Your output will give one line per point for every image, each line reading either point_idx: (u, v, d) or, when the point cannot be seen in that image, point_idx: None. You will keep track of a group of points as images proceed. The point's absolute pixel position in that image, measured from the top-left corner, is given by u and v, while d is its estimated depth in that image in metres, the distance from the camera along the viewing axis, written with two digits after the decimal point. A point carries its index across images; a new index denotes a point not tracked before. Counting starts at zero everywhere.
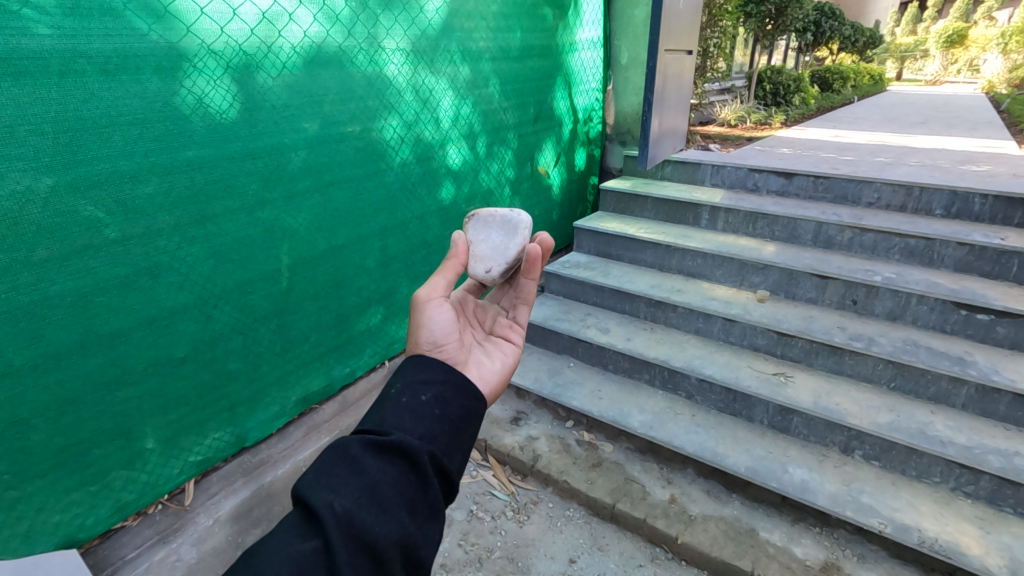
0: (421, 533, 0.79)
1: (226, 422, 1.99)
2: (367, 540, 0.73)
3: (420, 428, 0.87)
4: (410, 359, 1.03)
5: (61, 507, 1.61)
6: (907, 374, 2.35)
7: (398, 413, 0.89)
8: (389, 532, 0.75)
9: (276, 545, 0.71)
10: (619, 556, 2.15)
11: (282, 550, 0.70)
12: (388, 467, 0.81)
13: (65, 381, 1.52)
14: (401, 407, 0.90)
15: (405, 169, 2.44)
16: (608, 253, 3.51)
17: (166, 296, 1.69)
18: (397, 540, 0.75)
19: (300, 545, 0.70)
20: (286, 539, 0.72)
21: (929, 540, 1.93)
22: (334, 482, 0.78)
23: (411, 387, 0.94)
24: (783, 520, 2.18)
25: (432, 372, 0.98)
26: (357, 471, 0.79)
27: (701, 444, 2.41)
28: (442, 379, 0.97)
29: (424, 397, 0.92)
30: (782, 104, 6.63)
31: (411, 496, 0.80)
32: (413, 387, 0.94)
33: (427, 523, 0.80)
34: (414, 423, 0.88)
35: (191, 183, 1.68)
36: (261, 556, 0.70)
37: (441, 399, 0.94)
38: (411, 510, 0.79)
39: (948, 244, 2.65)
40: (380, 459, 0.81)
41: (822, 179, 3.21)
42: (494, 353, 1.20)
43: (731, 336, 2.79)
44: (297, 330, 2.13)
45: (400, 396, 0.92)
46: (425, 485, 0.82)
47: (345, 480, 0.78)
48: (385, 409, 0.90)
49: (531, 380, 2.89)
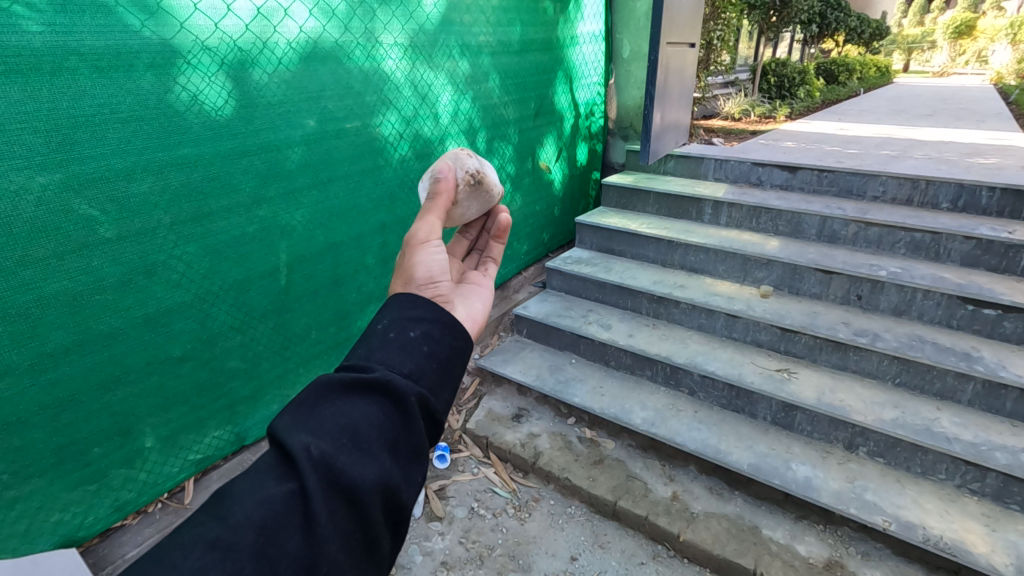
0: (405, 478, 0.72)
1: (225, 420, 1.98)
2: (345, 485, 0.66)
3: (407, 364, 0.79)
4: (395, 296, 0.93)
5: (61, 506, 1.61)
6: (913, 370, 2.32)
7: (384, 347, 0.80)
8: (371, 477, 0.68)
9: (248, 488, 0.65)
10: (620, 553, 2.14)
11: (254, 494, 0.64)
12: (370, 408, 0.74)
13: (61, 380, 1.51)
14: (389, 340, 0.81)
15: (404, 165, 2.42)
16: (609, 249, 3.48)
17: (163, 295, 1.68)
18: (379, 486, 0.68)
19: (273, 489, 0.65)
20: (259, 483, 0.66)
21: (933, 538, 1.91)
22: (314, 422, 0.71)
23: (400, 322, 0.85)
24: (786, 517, 2.16)
25: (422, 309, 0.88)
26: (336, 413, 0.72)
27: (703, 441, 2.39)
28: (432, 316, 0.87)
29: (414, 332, 0.83)
30: (787, 96, 6.57)
31: (395, 438, 0.73)
32: (401, 322, 0.85)
33: (411, 467, 0.73)
34: (401, 359, 0.79)
35: (186, 180, 1.67)
36: (233, 497, 0.65)
37: (431, 336, 0.84)
38: (395, 453, 0.72)
39: (955, 238, 2.62)
40: (362, 399, 0.74)
41: (826, 173, 3.17)
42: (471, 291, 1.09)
43: (734, 332, 2.76)
44: (297, 327, 2.12)
45: (387, 330, 0.83)
46: (410, 428, 0.74)
47: (326, 420, 0.71)
48: (369, 344, 0.82)
49: (533, 377, 2.87)
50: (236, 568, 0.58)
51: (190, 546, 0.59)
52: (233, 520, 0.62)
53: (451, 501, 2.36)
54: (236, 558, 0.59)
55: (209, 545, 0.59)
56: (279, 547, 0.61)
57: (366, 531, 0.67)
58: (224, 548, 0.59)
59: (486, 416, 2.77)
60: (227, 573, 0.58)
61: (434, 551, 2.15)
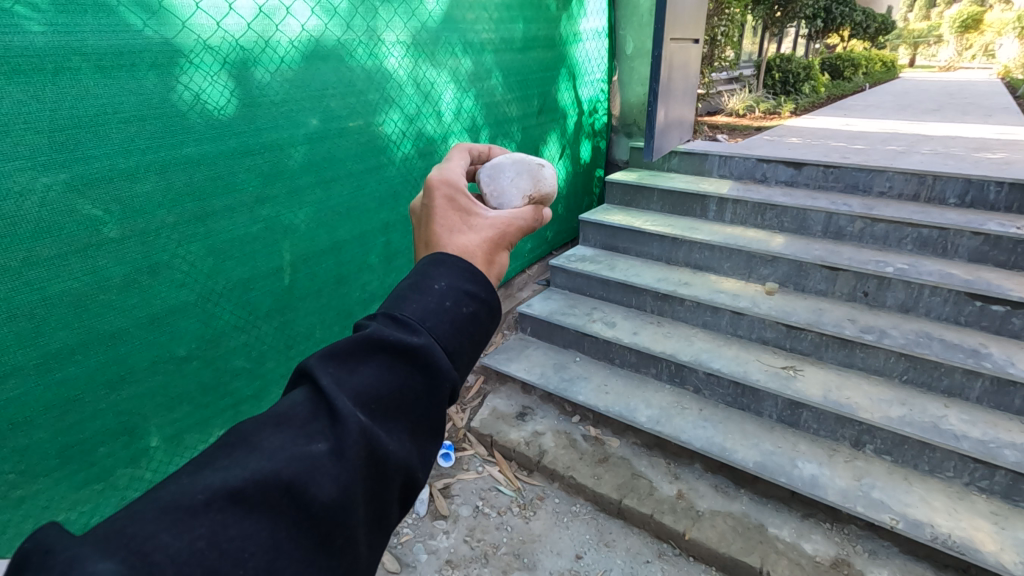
0: (422, 459, 0.69)
1: (230, 420, 1.98)
2: (376, 460, 0.62)
3: (454, 343, 0.72)
4: (470, 272, 0.80)
5: (67, 505, 1.61)
6: (920, 367, 2.30)
7: (438, 317, 0.72)
8: (398, 455, 0.64)
9: (281, 441, 0.59)
10: (626, 552, 2.14)
11: (286, 449, 0.58)
12: (412, 379, 0.68)
13: (66, 379, 1.51)
14: (442, 311, 0.73)
15: (407, 163, 2.42)
16: (614, 246, 3.46)
17: (167, 294, 1.68)
18: (402, 466, 0.65)
19: (308, 448, 0.59)
20: (294, 436, 0.60)
21: (941, 536, 1.89)
22: (355, 383, 0.65)
23: (458, 293, 0.76)
24: (793, 515, 2.15)
25: (479, 286, 0.79)
26: (377, 377, 0.66)
27: (708, 439, 2.38)
28: (485, 298, 0.79)
29: (466, 309, 0.75)
30: (791, 92, 6.53)
31: (424, 418, 0.68)
32: (458, 293, 0.76)
33: (428, 449, 0.70)
34: (451, 337, 0.72)
35: (189, 179, 1.67)
36: (262, 449, 0.58)
37: (479, 319, 0.76)
38: (419, 433, 0.68)
39: (962, 233, 2.59)
40: (405, 368, 0.68)
41: (832, 169, 3.16)
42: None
43: (739, 330, 2.75)
44: (301, 325, 2.11)
45: (443, 297, 0.75)
46: (440, 410, 0.70)
47: (368, 383, 0.66)
48: (425, 303, 0.73)
49: (537, 376, 2.87)
50: (256, 528, 0.54)
51: (212, 492, 0.54)
52: (260, 472, 0.56)
53: (455, 500, 2.36)
54: (257, 516, 0.54)
55: (231, 495, 0.54)
56: (303, 513, 0.56)
57: (381, 509, 0.63)
58: (248, 504, 0.54)
59: (490, 414, 2.77)
60: (246, 532, 0.53)
61: (438, 550, 2.15)
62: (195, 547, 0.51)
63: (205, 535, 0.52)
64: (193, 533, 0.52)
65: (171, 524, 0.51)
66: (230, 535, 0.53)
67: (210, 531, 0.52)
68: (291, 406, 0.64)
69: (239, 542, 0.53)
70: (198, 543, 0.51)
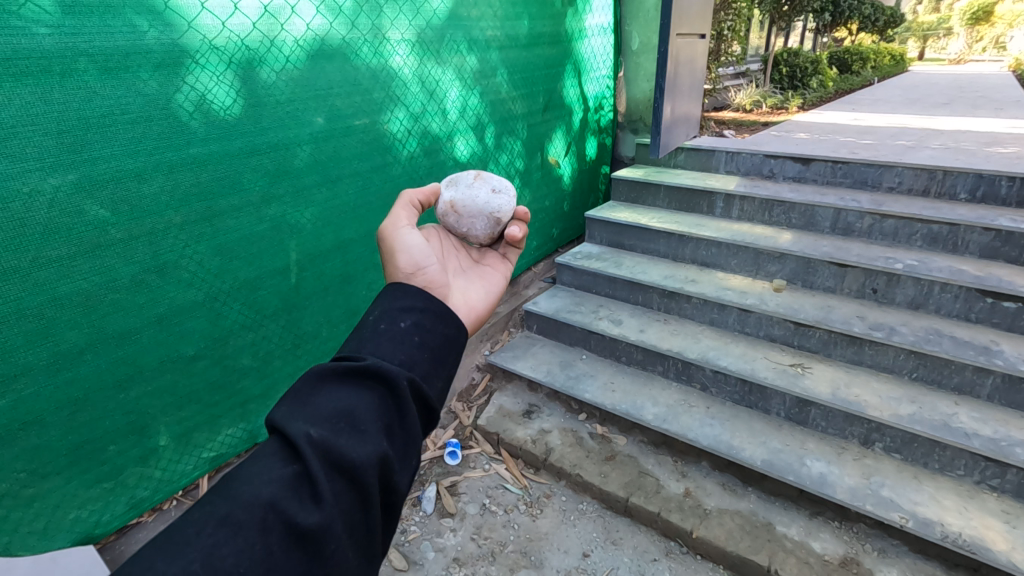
0: (399, 460, 0.76)
1: (238, 418, 1.97)
2: (347, 465, 0.69)
3: (401, 353, 0.85)
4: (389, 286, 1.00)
5: (78, 503, 1.59)
6: (930, 364, 2.29)
7: (377, 338, 0.86)
8: (371, 457, 0.71)
9: (253, 470, 0.67)
10: (633, 550, 2.14)
11: (258, 476, 0.66)
12: (367, 394, 0.78)
13: (75, 379, 1.51)
14: (381, 332, 0.87)
15: (413, 162, 2.42)
16: (620, 243, 3.44)
17: (174, 295, 1.68)
18: (377, 464, 0.71)
19: (277, 471, 0.67)
20: (265, 464, 0.68)
21: (952, 535, 1.88)
22: (312, 409, 0.74)
23: (392, 313, 0.91)
24: (801, 514, 2.14)
25: (412, 300, 0.94)
26: (332, 400, 0.76)
27: (716, 437, 2.36)
28: (423, 307, 0.94)
29: (405, 322, 0.89)
30: (799, 88, 6.48)
31: (389, 423, 0.77)
32: (392, 314, 0.91)
33: (405, 451, 0.77)
34: (394, 349, 0.85)
35: (196, 179, 1.67)
36: (240, 478, 0.67)
37: (422, 326, 0.90)
38: (390, 436, 0.76)
39: (974, 229, 2.57)
40: (359, 386, 0.78)
41: (840, 164, 3.12)
42: (471, 284, 1.17)
43: (747, 327, 2.73)
44: (309, 324, 2.12)
45: (379, 322, 0.89)
46: (403, 412, 0.78)
47: (324, 406, 0.74)
48: (363, 333, 0.87)
49: (543, 373, 2.86)
50: (247, 545, 0.60)
51: (201, 524, 0.62)
52: (241, 498, 0.64)
53: (462, 498, 2.37)
54: (247, 534, 0.61)
55: (220, 522, 0.62)
56: (287, 523, 0.63)
57: (365, 513, 0.70)
58: (236, 523, 0.61)
59: (497, 412, 2.77)
60: (238, 549, 0.60)
61: (446, 548, 2.16)
62: (190, 568, 0.57)
63: (198, 558, 0.58)
64: (187, 558, 0.58)
65: (165, 555, 0.58)
66: (222, 554, 0.59)
67: (203, 554, 0.59)
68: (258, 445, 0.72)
69: (231, 559, 0.59)
70: (193, 565, 0.58)
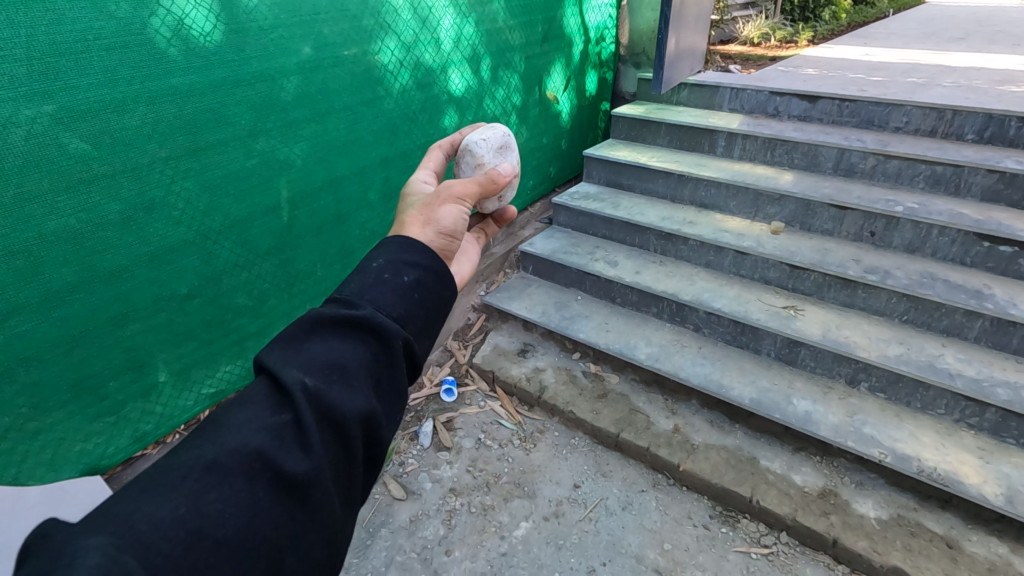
0: (386, 415, 0.78)
1: (236, 355, 1.99)
2: (334, 417, 0.71)
3: (399, 308, 0.83)
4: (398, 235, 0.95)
5: (82, 437, 1.63)
6: (921, 307, 2.31)
7: (377, 288, 0.83)
8: (359, 411, 0.73)
9: (244, 417, 0.69)
10: (622, 481, 2.24)
11: (248, 423, 0.68)
12: (360, 347, 0.78)
13: (69, 317, 1.50)
14: (382, 282, 0.84)
15: (406, 96, 2.32)
16: (618, 183, 3.38)
17: (164, 232, 1.65)
18: (363, 419, 0.74)
19: (267, 419, 0.69)
20: (255, 411, 0.70)
21: (927, 470, 1.96)
22: (305, 357, 0.75)
23: (396, 264, 0.88)
24: (785, 449, 2.22)
25: (416, 254, 0.90)
26: (325, 349, 0.76)
27: (706, 376, 2.42)
28: (427, 263, 0.90)
29: (407, 278, 0.86)
30: (810, 19, 6.19)
31: (379, 380, 0.78)
32: (396, 265, 0.87)
33: (391, 406, 0.79)
34: (393, 303, 0.83)
35: (179, 112, 1.60)
36: (230, 424, 0.69)
37: (423, 283, 0.87)
38: (378, 392, 0.77)
39: (978, 171, 2.53)
40: (353, 338, 0.79)
41: (847, 102, 3.02)
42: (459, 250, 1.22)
43: (743, 270, 2.74)
44: (303, 263, 2.10)
45: (382, 271, 0.86)
46: (393, 369, 0.79)
47: (317, 355, 0.75)
48: (364, 280, 0.85)
49: (539, 313, 2.87)
50: (233, 492, 0.64)
51: (188, 468, 0.64)
52: (230, 445, 0.66)
53: (458, 432, 2.45)
54: (234, 481, 0.64)
55: (207, 468, 0.65)
56: (273, 471, 0.66)
57: (349, 463, 0.72)
58: (223, 470, 0.64)
59: (492, 351, 2.81)
60: (225, 495, 0.63)
61: (443, 479, 2.25)
62: (178, 512, 0.60)
63: (186, 502, 0.61)
64: (175, 502, 0.61)
65: (154, 497, 0.61)
66: (209, 499, 0.62)
67: (190, 499, 0.62)
68: (248, 389, 0.74)
69: (218, 504, 0.62)
70: (180, 509, 0.61)
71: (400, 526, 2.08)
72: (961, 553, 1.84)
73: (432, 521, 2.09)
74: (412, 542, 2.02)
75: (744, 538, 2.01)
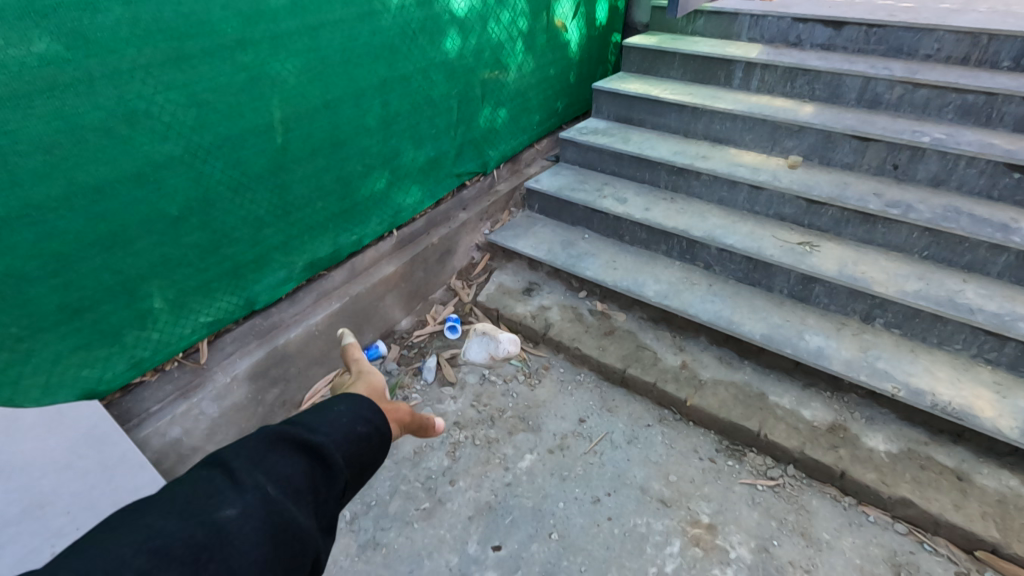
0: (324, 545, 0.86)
1: (233, 284, 1.93)
2: (286, 530, 0.78)
3: (345, 448, 0.94)
4: None
5: (77, 360, 1.59)
6: (943, 242, 2.22)
7: (332, 424, 0.95)
8: (307, 527, 0.81)
9: (188, 514, 0.73)
10: (627, 416, 2.22)
11: (196, 515, 0.73)
12: (304, 463, 0.87)
13: (53, 233, 1.44)
14: (338, 430, 0.95)
15: (405, 12, 2.16)
16: (628, 118, 3.23)
17: (149, 148, 1.56)
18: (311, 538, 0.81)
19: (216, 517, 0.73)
20: (202, 508, 0.74)
21: (941, 403, 1.92)
22: (264, 470, 0.83)
23: (355, 415, 1.00)
24: (794, 385, 2.18)
25: (369, 412, 1.02)
26: (272, 472, 0.83)
27: (716, 313, 2.35)
28: (374, 422, 1.02)
29: (360, 429, 0.98)
30: None
31: (321, 500, 0.87)
32: (352, 417, 0.99)
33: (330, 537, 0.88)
34: (342, 445, 0.94)
35: (158, 14, 1.48)
36: (172, 519, 0.72)
37: (364, 419, 1.00)
38: (319, 511, 0.85)
39: (1012, 99, 2.38)
40: (301, 457, 0.88)
41: (875, 28, 2.83)
42: None
43: (757, 206, 2.63)
44: (299, 190, 2.01)
45: (341, 417, 0.98)
46: (333, 507, 0.89)
47: (279, 470, 0.84)
48: (322, 420, 0.96)
49: (544, 251, 2.79)
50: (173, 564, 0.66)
51: (135, 547, 0.67)
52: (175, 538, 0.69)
53: (462, 369, 2.42)
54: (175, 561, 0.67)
55: (152, 551, 0.67)
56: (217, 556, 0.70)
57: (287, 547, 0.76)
58: (173, 557, 0.67)
59: (496, 289, 2.74)
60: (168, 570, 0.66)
61: (447, 413, 2.23)
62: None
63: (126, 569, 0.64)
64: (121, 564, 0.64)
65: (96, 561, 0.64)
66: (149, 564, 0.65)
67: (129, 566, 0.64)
68: (195, 486, 0.78)
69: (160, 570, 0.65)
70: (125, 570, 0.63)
71: (404, 457, 2.07)
72: (970, 485, 1.82)
73: (436, 453, 2.08)
74: (416, 473, 2.02)
75: (750, 471, 2.00)
